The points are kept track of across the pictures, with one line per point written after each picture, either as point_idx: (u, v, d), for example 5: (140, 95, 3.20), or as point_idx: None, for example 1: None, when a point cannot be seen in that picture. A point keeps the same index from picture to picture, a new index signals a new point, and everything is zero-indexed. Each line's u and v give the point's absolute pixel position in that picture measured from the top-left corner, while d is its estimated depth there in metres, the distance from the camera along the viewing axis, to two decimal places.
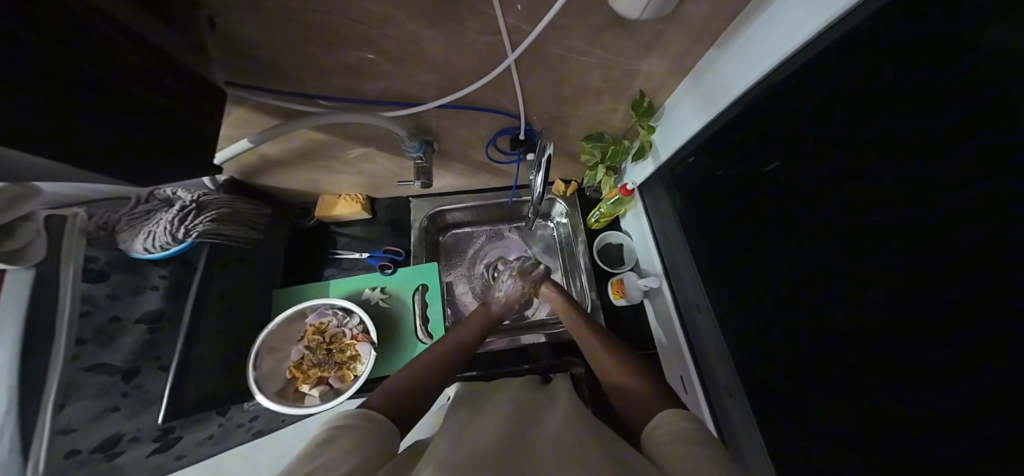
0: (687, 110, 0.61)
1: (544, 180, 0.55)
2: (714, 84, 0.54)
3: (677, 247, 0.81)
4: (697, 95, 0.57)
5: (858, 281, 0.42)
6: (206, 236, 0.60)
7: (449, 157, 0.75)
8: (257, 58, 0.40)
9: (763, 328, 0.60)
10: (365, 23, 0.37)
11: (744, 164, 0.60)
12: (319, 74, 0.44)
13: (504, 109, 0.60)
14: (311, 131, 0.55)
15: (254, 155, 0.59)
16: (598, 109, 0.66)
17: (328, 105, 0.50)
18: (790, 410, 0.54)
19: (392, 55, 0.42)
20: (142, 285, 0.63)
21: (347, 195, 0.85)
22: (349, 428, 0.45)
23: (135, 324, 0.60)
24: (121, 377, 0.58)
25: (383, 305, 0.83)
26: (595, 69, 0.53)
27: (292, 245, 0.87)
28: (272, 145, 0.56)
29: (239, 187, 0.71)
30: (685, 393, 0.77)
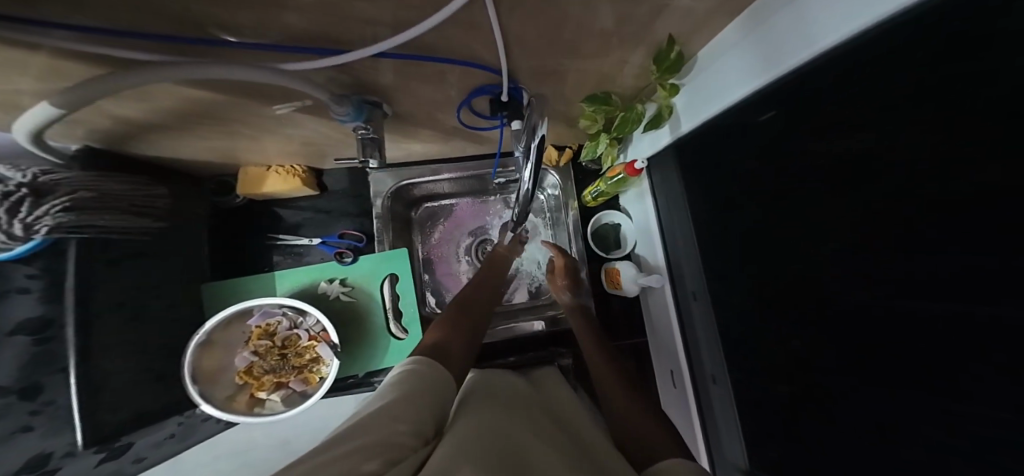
0: (728, 75, 0.44)
1: (533, 172, 0.41)
2: (783, 34, 0.35)
3: (677, 226, 0.69)
4: (758, 45, 0.38)
5: (883, 333, 0.32)
6: (60, 232, 0.43)
7: (410, 121, 0.57)
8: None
9: (758, 332, 0.52)
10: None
11: (770, 152, 0.45)
12: (152, 19, 0.25)
13: (478, 60, 0.43)
14: (187, 87, 0.36)
15: (103, 117, 0.40)
16: (611, 59, 0.48)
17: (180, 52, 0.31)
18: (777, 429, 0.50)
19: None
20: (5, 287, 0.46)
21: (281, 166, 0.67)
22: (394, 396, 0.38)
23: (12, 336, 0.45)
24: (20, 397, 0.44)
25: (345, 299, 0.73)
26: (611, 6, 0.35)
27: (216, 231, 0.73)
28: (118, 104, 0.38)
29: (109, 160, 0.51)
30: (673, 387, 0.75)
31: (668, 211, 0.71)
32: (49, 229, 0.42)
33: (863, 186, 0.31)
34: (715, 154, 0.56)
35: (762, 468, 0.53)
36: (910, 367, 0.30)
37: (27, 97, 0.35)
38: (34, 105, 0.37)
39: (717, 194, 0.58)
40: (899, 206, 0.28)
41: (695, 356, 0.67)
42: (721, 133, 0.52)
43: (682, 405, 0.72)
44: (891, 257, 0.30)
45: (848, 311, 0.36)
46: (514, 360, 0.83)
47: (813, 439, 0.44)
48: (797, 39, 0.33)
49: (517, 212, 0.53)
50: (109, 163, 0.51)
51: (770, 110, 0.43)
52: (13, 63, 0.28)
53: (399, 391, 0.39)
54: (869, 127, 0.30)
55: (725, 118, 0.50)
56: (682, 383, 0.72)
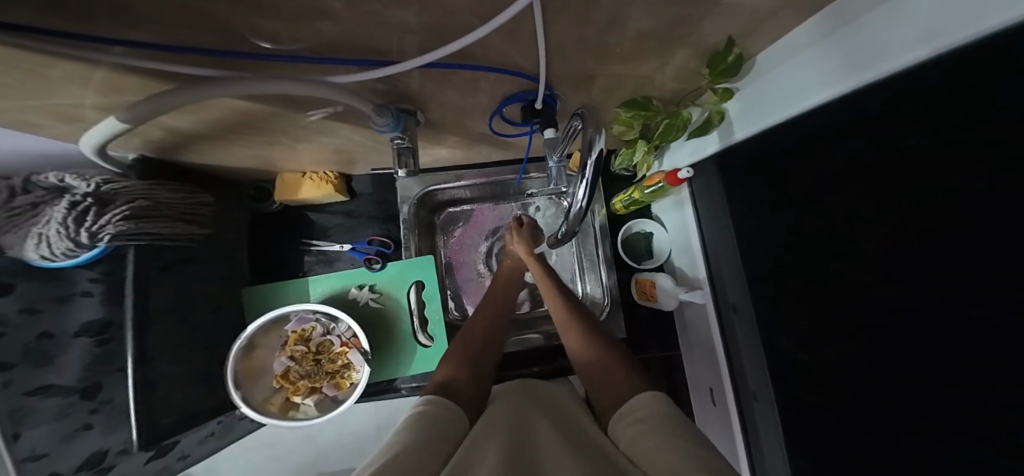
0: (795, 80, 0.40)
1: (587, 190, 0.39)
2: (859, 38, 0.31)
3: (718, 236, 0.65)
4: (831, 50, 0.35)
5: (934, 367, 0.29)
6: (121, 240, 0.46)
7: (441, 129, 0.57)
8: (79, 13, 0.21)
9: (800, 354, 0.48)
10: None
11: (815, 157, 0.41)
12: (209, 33, 0.25)
13: (515, 68, 0.41)
14: (230, 97, 0.37)
15: (160, 128, 0.42)
16: (653, 63, 0.46)
17: (227, 68, 0.31)
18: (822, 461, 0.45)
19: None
20: (68, 293, 0.52)
21: (314, 173, 0.68)
22: (424, 419, 0.41)
23: (73, 339, 0.52)
24: (80, 396, 0.52)
25: (373, 305, 0.73)
26: (664, 8, 0.33)
27: (255, 238, 0.75)
28: (180, 117, 0.39)
29: (160, 167, 0.53)
30: (713, 404, 0.71)
31: (709, 222, 0.66)
32: (111, 236, 0.45)
33: (917, 208, 0.29)
34: (757, 158, 0.52)
35: None
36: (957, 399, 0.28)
37: (89, 111, 0.36)
38: (97, 118, 0.39)
39: (758, 202, 0.54)
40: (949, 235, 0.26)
41: (738, 373, 0.63)
42: (767, 143, 0.49)
43: (723, 423, 0.68)
44: (942, 286, 0.27)
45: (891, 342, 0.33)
46: (538, 371, 0.83)
47: None
48: (873, 44, 0.30)
49: (564, 229, 0.51)
50: (165, 174, 0.54)
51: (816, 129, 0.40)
52: (75, 77, 0.29)
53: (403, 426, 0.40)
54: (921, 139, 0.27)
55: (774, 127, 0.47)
56: (722, 400, 0.67)
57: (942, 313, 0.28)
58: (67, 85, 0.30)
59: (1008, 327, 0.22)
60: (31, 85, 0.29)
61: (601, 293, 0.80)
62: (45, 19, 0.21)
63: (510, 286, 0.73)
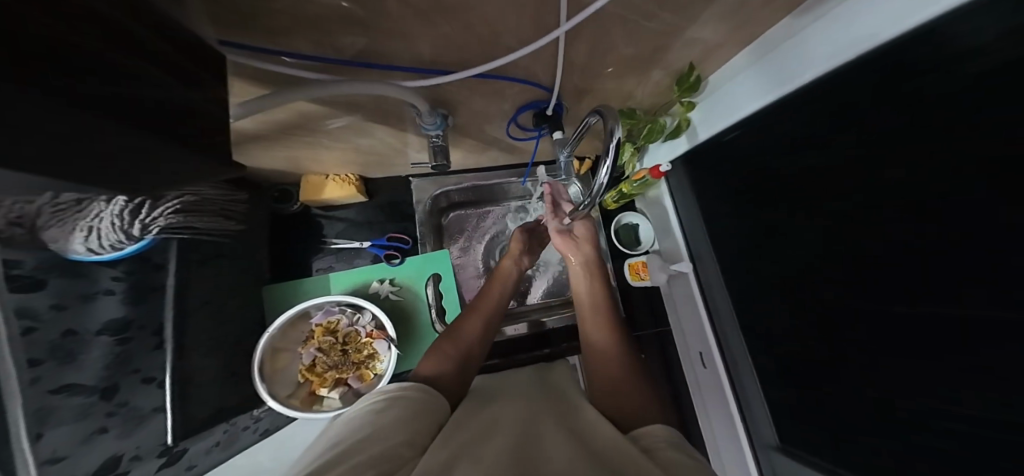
0: (743, 91, 0.55)
1: (610, 168, 0.47)
2: (790, 58, 0.47)
3: (694, 216, 0.78)
4: (765, 68, 0.50)
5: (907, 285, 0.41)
6: (167, 232, 0.50)
7: (465, 133, 0.66)
8: (253, 22, 0.28)
9: (784, 302, 0.59)
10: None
11: (790, 150, 0.54)
12: (330, 42, 0.33)
13: (535, 80, 0.52)
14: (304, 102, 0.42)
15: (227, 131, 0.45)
16: (635, 81, 0.59)
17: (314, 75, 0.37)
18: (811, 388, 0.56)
19: (432, 16, 0.32)
20: (91, 292, 0.43)
21: (336, 175, 0.73)
22: (408, 400, 0.48)
23: (96, 338, 0.43)
24: (99, 397, 0.43)
25: (394, 298, 0.78)
26: (648, 37, 0.46)
27: (272, 239, 0.77)
28: (249, 120, 0.43)
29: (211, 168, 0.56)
30: (701, 369, 0.80)
31: (686, 212, 0.80)
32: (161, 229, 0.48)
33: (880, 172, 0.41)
34: (725, 154, 0.66)
35: (801, 430, 0.58)
36: (944, 300, 0.38)
37: None
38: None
39: (729, 190, 0.67)
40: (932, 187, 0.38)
41: (722, 335, 0.74)
42: (736, 140, 0.62)
43: (713, 385, 0.77)
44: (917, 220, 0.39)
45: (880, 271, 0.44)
46: (550, 352, 0.90)
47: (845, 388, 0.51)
48: (807, 60, 0.45)
49: (587, 202, 0.60)
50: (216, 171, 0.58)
51: (782, 121, 0.54)
52: None
53: (403, 411, 0.46)
54: (892, 125, 0.41)
55: (727, 133, 0.63)
56: (712, 364, 0.77)
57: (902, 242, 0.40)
58: None
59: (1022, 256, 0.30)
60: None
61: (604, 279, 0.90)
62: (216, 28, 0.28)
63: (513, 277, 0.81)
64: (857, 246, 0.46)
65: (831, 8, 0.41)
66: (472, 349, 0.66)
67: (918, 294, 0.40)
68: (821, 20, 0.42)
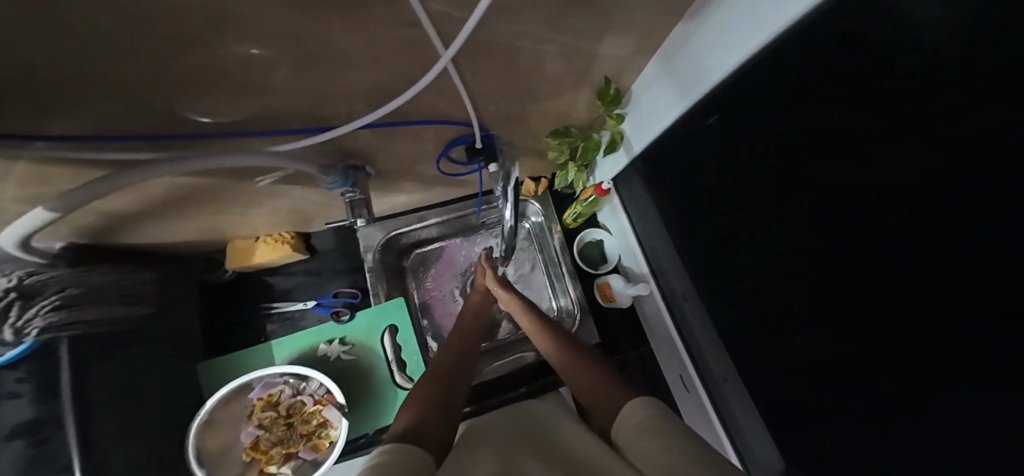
0: (657, 100, 0.54)
1: (513, 210, 0.45)
2: (688, 67, 0.45)
3: (652, 227, 0.75)
4: (670, 78, 0.49)
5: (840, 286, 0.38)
6: (55, 330, 0.44)
7: (396, 177, 0.63)
8: (60, 111, 0.24)
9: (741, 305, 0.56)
10: (232, 44, 0.24)
11: (743, 147, 0.48)
12: (158, 117, 0.29)
13: (447, 118, 0.50)
14: (176, 177, 0.37)
15: (92, 215, 0.39)
16: (557, 101, 0.57)
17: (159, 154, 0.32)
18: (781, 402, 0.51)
19: (287, 72, 0.29)
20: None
21: (267, 236, 0.69)
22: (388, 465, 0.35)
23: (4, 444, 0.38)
24: None
25: (345, 358, 0.74)
26: (552, 57, 0.44)
27: (205, 312, 0.72)
28: (112, 201, 0.37)
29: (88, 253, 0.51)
30: (684, 391, 0.75)
31: (642, 227, 0.79)
32: (44, 328, 0.43)
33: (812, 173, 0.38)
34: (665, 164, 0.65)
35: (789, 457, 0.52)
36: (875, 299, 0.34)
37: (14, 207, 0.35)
38: (17, 210, 0.36)
39: (688, 196, 0.64)
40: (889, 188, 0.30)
41: (696, 351, 0.70)
42: (673, 146, 0.60)
43: (696, 408, 0.72)
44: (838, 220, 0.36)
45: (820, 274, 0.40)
46: (525, 391, 0.85)
47: (808, 403, 0.46)
48: (702, 68, 0.43)
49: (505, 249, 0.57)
50: (98, 262, 0.52)
51: (735, 117, 0.47)
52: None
53: None
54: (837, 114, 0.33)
55: (705, 118, 0.52)
56: (693, 387, 0.72)
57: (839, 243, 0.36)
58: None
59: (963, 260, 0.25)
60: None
61: (571, 304, 0.85)
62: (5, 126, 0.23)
63: (484, 312, 0.76)
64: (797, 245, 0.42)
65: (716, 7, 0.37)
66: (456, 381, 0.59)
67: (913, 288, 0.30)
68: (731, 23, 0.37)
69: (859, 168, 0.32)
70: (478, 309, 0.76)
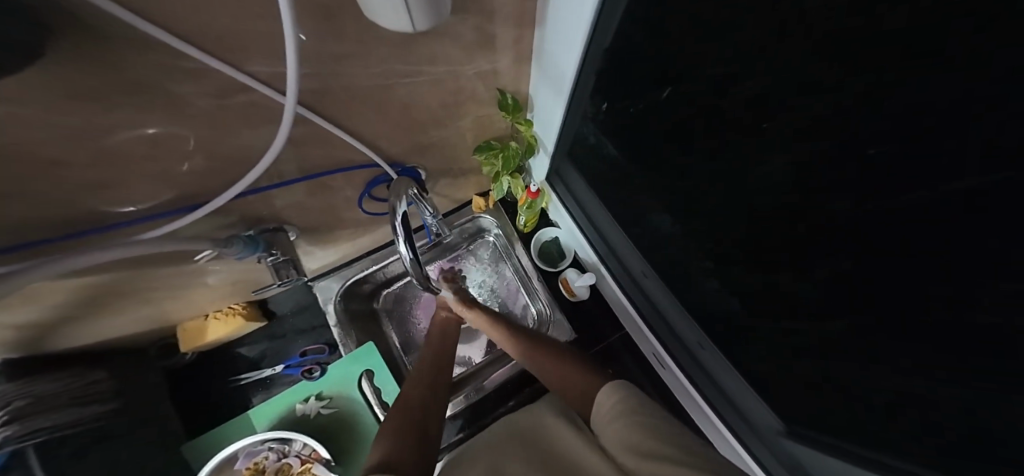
0: (547, 100, 0.57)
1: (405, 245, 0.48)
2: (552, 67, 0.49)
3: (595, 216, 0.76)
4: (546, 78, 0.52)
5: (792, 230, 0.37)
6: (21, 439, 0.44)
7: (328, 228, 0.63)
8: None
9: (723, 275, 0.53)
10: (56, 151, 0.25)
11: (706, 118, 0.41)
12: (31, 229, 0.30)
13: (346, 162, 0.51)
14: (74, 278, 0.38)
15: (10, 331, 0.40)
16: (463, 119, 0.58)
17: (40, 255, 0.32)
18: (766, 358, 0.51)
19: (135, 151, 0.30)
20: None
21: (217, 312, 0.70)
22: None
23: None
24: None
25: (326, 412, 0.74)
26: (430, 85, 0.45)
27: (177, 396, 0.72)
28: (16, 315, 0.37)
29: (31, 363, 0.50)
30: (662, 368, 0.76)
31: (580, 217, 0.79)
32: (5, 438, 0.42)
33: (737, 122, 0.37)
34: (592, 147, 0.66)
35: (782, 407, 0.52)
36: (830, 238, 0.33)
37: None
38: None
39: (622, 177, 0.64)
40: (880, 130, 0.24)
41: (661, 330, 0.71)
42: (596, 127, 0.61)
43: (678, 385, 0.72)
44: (765, 162, 0.36)
45: (791, 222, 0.37)
46: (514, 404, 0.85)
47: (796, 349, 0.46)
48: (561, 67, 0.47)
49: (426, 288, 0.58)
50: (47, 370, 0.52)
51: (628, 87, 0.49)
52: None
53: None
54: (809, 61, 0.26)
55: (658, 91, 0.45)
56: (666, 363, 0.72)
57: (788, 189, 0.35)
58: None
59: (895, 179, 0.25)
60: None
61: (550, 308, 0.84)
62: None
63: (453, 334, 0.75)
64: (775, 206, 0.38)
65: (550, 14, 0.41)
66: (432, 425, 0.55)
67: (873, 220, 0.28)
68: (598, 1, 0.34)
69: (814, 122, 0.28)
70: (447, 335, 0.76)
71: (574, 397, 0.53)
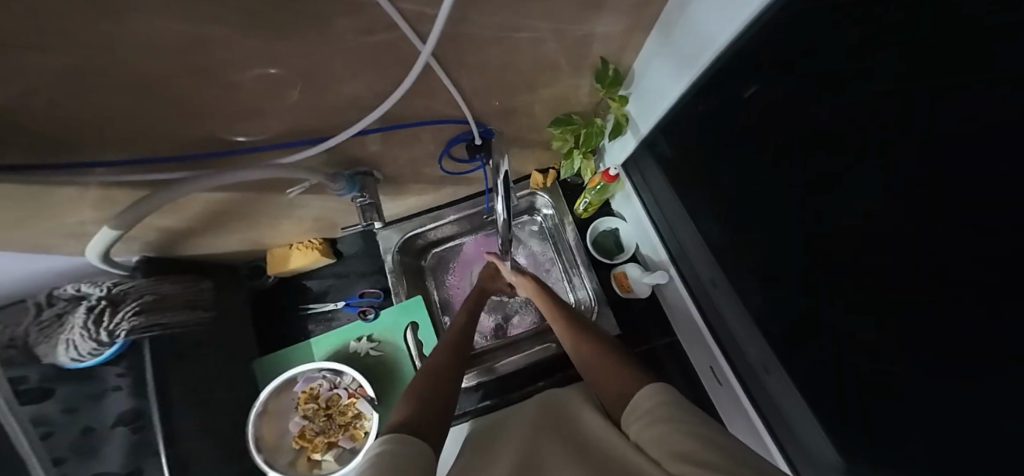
0: (664, 77, 0.50)
1: (505, 203, 0.50)
2: (683, 39, 0.43)
3: (671, 209, 0.71)
4: (670, 55, 0.46)
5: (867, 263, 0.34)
6: (140, 332, 0.50)
7: (403, 179, 0.66)
8: (122, 140, 0.30)
9: (798, 305, 0.47)
10: (228, 71, 0.27)
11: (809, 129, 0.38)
12: (194, 140, 0.34)
13: (442, 116, 0.51)
14: (211, 193, 0.42)
15: (153, 230, 0.46)
16: (559, 86, 0.56)
17: (192, 165, 0.37)
18: (826, 393, 0.46)
19: (287, 84, 0.31)
20: (98, 391, 0.48)
21: (300, 243, 0.78)
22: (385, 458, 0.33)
23: (113, 430, 0.46)
24: None
25: (374, 354, 0.79)
26: (542, 44, 0.43)
27: (256, 313, 0.80)
28: (169, 215, 0.43)
29: (161, 264, 0.59)
30: (719, 384, 0.69)
31: (657, 205, 0.75)
32: (129, 329, 0.48)
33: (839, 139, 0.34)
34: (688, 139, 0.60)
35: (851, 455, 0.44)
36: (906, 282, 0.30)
37: (92, 228, 0.41)
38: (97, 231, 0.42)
39: (719, 172, 0.57)
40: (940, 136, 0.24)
41: (730, 342, 0.64)
42: (692, 119, 0.56)
43: (735, 403, 0.65)
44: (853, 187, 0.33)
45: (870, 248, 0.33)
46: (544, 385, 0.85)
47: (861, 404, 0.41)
48: (705, 38, 0.39)
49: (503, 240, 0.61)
50: (167, 272, 0.59)
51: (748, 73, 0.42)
52: (78, 201, 0.35)
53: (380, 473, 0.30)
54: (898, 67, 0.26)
55: (744, 90, 0.45)
56: (727, 379, 0.65)
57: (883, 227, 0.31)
58: (70, 208, 0.35)
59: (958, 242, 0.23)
60: (41, 213, 0.34)
61: (588, 297, 0.84)
62: (69, 155, 0.29)
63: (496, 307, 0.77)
64: (837, 220, 0.37)
65: None
66: None
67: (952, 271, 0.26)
68: (751, 19, 0.34)
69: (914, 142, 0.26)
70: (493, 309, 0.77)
71: (601, 380, 0.54)
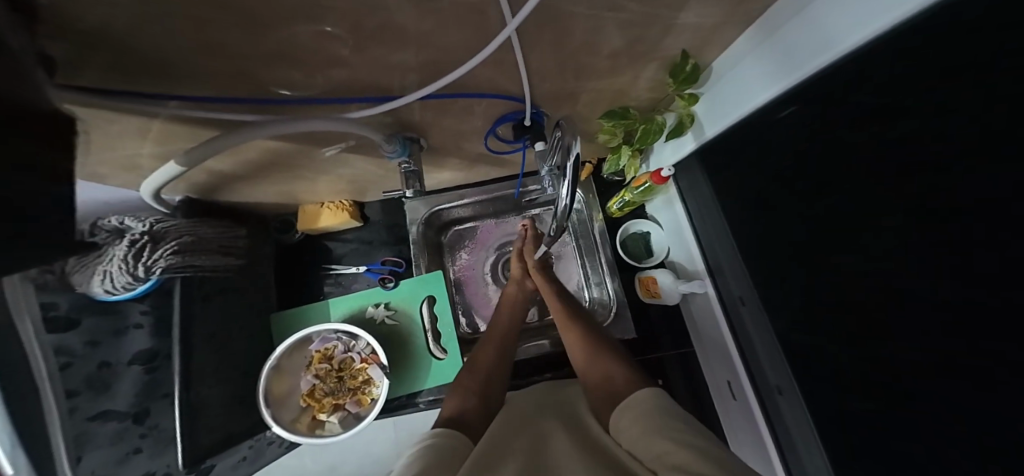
0: (750, 79, 0.46)
1: (569, 187, 0.48)
2: (791, 40, 0.38)
3: (711, 220, 0.69)
4: (773, 56, 0.41)
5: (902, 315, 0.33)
6: (173, 271, 0.50)
7: (444, 152, 0.64)
8: (191, 76, 0.29)
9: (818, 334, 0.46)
10: (309, 16, 0.25)
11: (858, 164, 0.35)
12: (257, 87, 0.33)
13: (500, 92, 0.49)
14: (267, 140, 0.41)
15: (203, 172, 0.46)
16: (624, 77, 0.53)
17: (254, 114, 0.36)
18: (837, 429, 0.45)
19: (361, 39, 0.29)
20: (121, 326, 0.49)
21: (331, 203, 0.77)
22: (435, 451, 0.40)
23: (128, 367, 0.49)
24: (132, 420, 0.48)
25: (389, 323, 0.79)
26: (626, 29, 0.39)
27: (281, 265, 0.80)
28: (222, 158, 0.43)
29: (202, 207, 0.59)
30: (733, 398, 0.69)
31: (698, 212, 0.72)
32: (164, 268, 0.48)
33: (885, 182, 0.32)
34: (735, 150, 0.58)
35: None
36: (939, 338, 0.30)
37: (146, 161, 0.41)
38: (150, 166, 0.43)
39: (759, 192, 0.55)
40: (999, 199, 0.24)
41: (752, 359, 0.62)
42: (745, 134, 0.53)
43: (745, 418, 0.65)
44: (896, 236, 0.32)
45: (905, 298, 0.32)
46: (551, 376, 0.85)
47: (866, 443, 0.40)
48: (806, 48, 0.36)
49: (554, 227, 0.60)
50: (205, 215, 0.59)
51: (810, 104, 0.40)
52: (139, 131, 0.34)
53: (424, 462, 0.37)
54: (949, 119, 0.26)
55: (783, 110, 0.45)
56: (743, 394, 0.65)
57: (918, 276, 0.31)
58: (131, 137, 0.35)
59: (1008, 308, 0.23)
60: (105, 139, 0.34)
61: (607, 295, 0.83)
62: (140, 85, 0.28)
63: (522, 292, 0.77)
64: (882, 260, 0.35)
65: None
66: (491, 371, 0.61)
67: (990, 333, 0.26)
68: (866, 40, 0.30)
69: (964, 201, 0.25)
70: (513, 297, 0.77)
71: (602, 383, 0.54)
